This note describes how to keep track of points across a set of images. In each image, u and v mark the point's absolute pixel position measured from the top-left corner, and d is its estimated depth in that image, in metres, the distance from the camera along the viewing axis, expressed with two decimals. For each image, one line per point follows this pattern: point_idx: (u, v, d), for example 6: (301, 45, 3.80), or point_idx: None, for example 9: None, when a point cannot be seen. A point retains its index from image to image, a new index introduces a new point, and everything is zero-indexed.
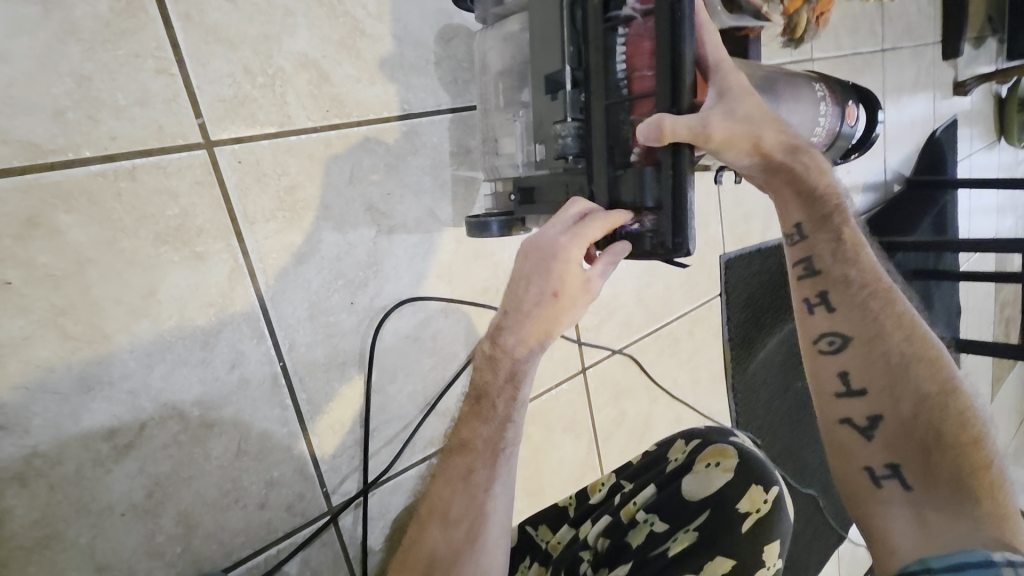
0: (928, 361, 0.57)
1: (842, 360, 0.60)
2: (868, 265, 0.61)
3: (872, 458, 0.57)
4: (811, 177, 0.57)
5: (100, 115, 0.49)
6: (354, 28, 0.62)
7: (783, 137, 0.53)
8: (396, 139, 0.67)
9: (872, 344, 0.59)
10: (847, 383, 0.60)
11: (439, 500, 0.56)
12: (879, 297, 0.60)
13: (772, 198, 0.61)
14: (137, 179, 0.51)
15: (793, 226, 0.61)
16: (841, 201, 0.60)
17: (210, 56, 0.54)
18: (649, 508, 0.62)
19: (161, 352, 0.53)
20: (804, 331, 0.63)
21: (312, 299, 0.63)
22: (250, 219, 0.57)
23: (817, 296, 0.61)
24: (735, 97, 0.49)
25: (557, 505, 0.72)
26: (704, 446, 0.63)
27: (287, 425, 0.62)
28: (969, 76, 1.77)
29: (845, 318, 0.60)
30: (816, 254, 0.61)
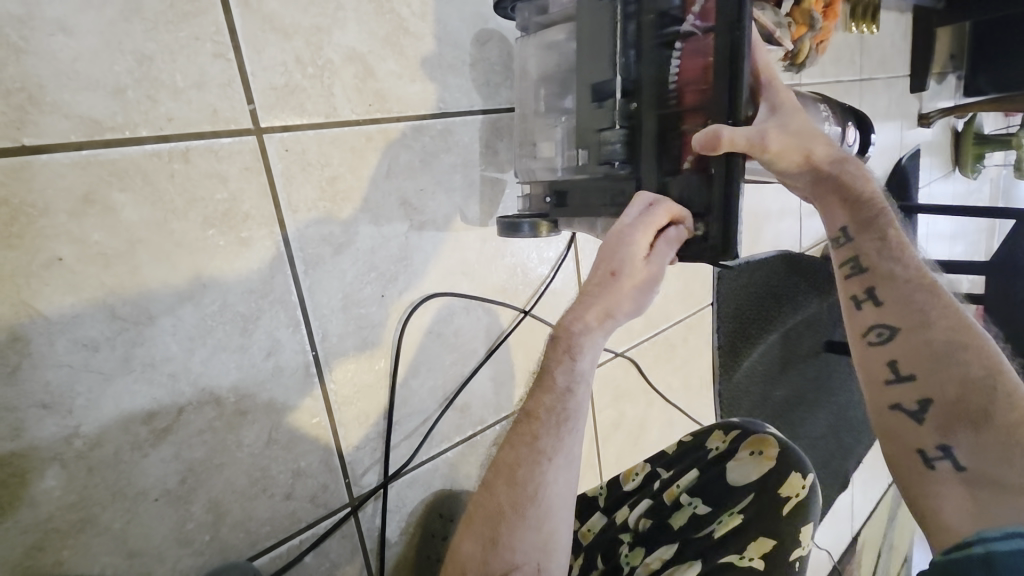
0: (980, 348, 0.57)
1: (890, 350, 0.60)
2: (913, 261, 0.62)
3: (924, 441, 0.56)
4: (854, 186, 0.62)
5: (159, 96, 0.49)
6: (399, 25, 0.63)
7: (831, 151, 0.59)
8: (433, 136, 0.68)
9: (920, 332, 0.59)
10: (897, 370, 0.59)
11: (507, 467, 0.56)
12: (926, 291, 0.61)
13: (817, 204, 0.65)
14: (189, 162, 0.51)
15: (839, 228, 0.64)
16: (883, 204, 0.64)
17: (265, 45, 0.54)
18: (693, 492, 0.66)
19: (202, 336, 0.53)
20: (851, 325, 0.64)
21: (346, 289, 0.63)
22: (293, 208, 0.58)
23: (863, 291, 0.63)
24: (787, 113, 0.54)
25: (588, 494, 0.76)
26: (744, 436, 0.67)
27: (316, 416, 0.62)
28: (933, 109, 1.89)
29: (893, 310, 0.61)
30: (862, 252, 0.63)
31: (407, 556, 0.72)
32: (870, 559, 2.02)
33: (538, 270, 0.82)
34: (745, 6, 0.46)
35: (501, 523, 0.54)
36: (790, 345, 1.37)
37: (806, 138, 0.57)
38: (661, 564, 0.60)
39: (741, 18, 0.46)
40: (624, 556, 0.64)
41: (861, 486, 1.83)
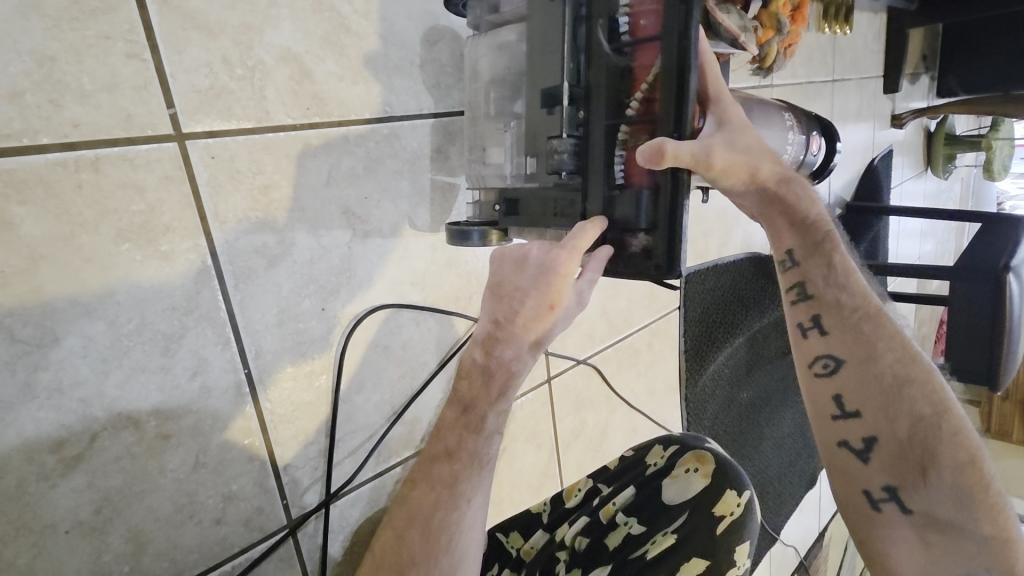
0: (920, 381, 0.59)
1: (837, 383, 0.63)
2: (859, 288, 0.63)
3: (871, 481, 0.60)
4: (801, 207, 0.62)
5: (63, 100, 0.45)
6: (339, 24, 0.60)
7: (780, 168, 0.58)
8: (378, 141, 0.64)
9: (865, 365, 0.61)
10: (843, 405, 0.62)
11: (425, 510, 0.57)
12: (871, 319, 0.63)
13: (766, 228, 0.65)
14: (99, 171, 0.47)
15: (785, 252, 0.65)
16: (830, 228, 0.64)
17: (187, 44, 0.50)
18: (629, 510, 0.65)
19: (116, 358, 0.50)
20: (800, 353, 0.66)
21: (281, 303, 0.59)
22: (220, 218, 0.54)
23: (810, 319, 0.64)
24: (734, 129, 0.51)
25: (531, 510, 0.71)
26: (684, 451, 0.65)
27: (249, 437, 0.59)
28: (905, 110, 1.89)
29: (839, 341, 0.63)
30: (808, 279, 0.64)
31: None
32: (836, 552, 2.06)
33: None
34: (694, 15, 0.44)
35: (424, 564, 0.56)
36: (757, 348, 1.37)
37: (752, 155, 0.54)
38: None
39: (688, 28, 0.44)
40: None
41: (827, 483, 1.86)
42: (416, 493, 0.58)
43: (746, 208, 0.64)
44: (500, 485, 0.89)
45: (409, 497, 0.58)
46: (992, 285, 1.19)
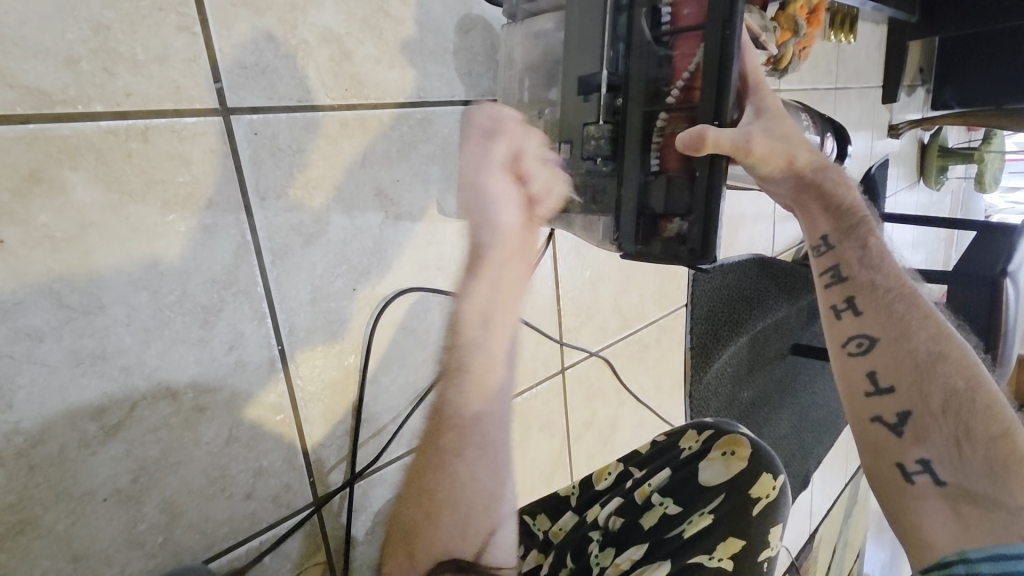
0: (953, 357, 0.60)
1: (871, 360, 0.63)
2: (891, 274, 0.66)
3: (905, 453, 0.58)
4: (836, 194, 0.67)
5: (116, 69, 0.45)
6: (379, 8, 0.61)
7: (815, 156, 0.62)
8: (411, 126, 0.65)
9: (898, 342, 0.62)
10: (877, 381, 0.61)
11: (417, 475, 0.60)
12: (904, 301, 0.65)
13: (801, 216, 0.70)
14: (148, 142, 0.48)
15: (820, 238, 0.69)
16: (864, 220, 0.69)
17: (235, 19, 0.51)
18: (664, 491, 0.65)
19: (158, 328, 0.50)
20: (833, 335, 0.67)
21: (315, 281, 0.60)
22: (260, 194, 0.55)
23: (844, 301, 0.66)
24: (770, 118, 0.53)
25: (559, 493, 0.74)
26: (718, 436, 0.66)
27: (280, 413, 0.59)
28: (902, 120, 1.93)
29: (872, 320, 0.64)
30: (842, 262, 0.67)
31: (373, 556, 0.70)
32: (826, 554, 2.09)
33: None
34: (738, 6, 0.45)
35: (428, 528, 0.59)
36: (759, 348, 1.39)
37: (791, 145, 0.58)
38: (630, 565, 0.58)
39: (731, 18, 0.45)
40: (595, 557, 0.62)
41: (820, 485, 1.89)
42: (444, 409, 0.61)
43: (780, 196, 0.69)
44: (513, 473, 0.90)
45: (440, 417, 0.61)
46: (989, 289, 1.22)
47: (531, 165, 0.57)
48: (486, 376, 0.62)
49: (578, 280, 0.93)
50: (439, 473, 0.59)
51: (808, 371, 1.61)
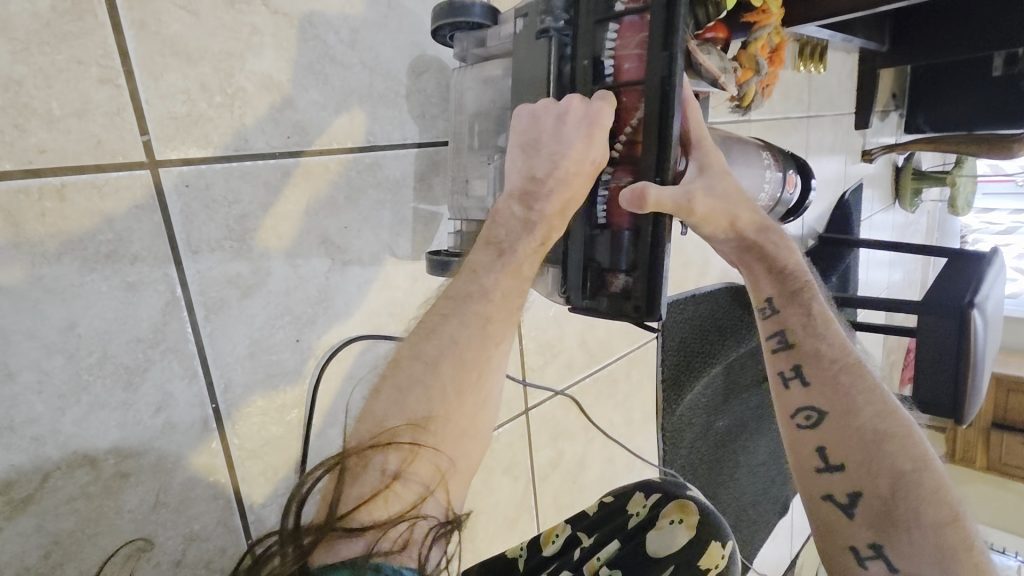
0: (903, 434, 0.56)
1: (819, 435, 0.59)
2: (837, 340, 0.63)
3: (856, 537, 0.55)
4: (779, 256, 0.67)
5: (29, 125, 0.43)
6: (324, 53, 0.59)
7: (756, 217, 0.63)
8: (359, 171, 0.64)
9: (845, 416, 0.58)
10: (826, 458, 0.58)
11: (402, 381, 0.48)
12: (850, 371, 0.61)
13: (747, 276, 0.69)
14: (65, 199, 0.45)
15: (765, 300, 0.67)
16: (808, 281, 0.67)
17: (165, 70, 0.49)
18: (613, 563, 0.63)
19: (75, 393, 0.47)
20: (781, 405, 0.64)
21: (253, 335, 0.58)
22: (192, 249, 0.52)
23: (791, 369, 0.63)
24: (714, 175, 0.52)
25: (504, 556, 0.67)
26: (666, 501, 0.66)
27: (214, 474, 0.56)
28: (875, 146, 1.95)
29: (817, 392, 0.61)
30: (788, 327, 0.65)
31: None
32: None
33: None
34: (677, 63, 0.44)
35: (411, 445, 0.47)
36: (732, 377, 1.38)
37: (731, 204, 0.58)
38: None
39: (671, 76, 0.44)
40: None
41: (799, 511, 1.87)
42: (481, 363, 0.51)
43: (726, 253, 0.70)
44: (474, 518, 0.88)
45: (428, 337, 0.50)
46: (957, 319, 1.23)
47: (600, 145, 0.49)
48: (497, 357, 0.52)
49: (541, 318, 0.91)
50: (425, 391, 0.48)
51: None
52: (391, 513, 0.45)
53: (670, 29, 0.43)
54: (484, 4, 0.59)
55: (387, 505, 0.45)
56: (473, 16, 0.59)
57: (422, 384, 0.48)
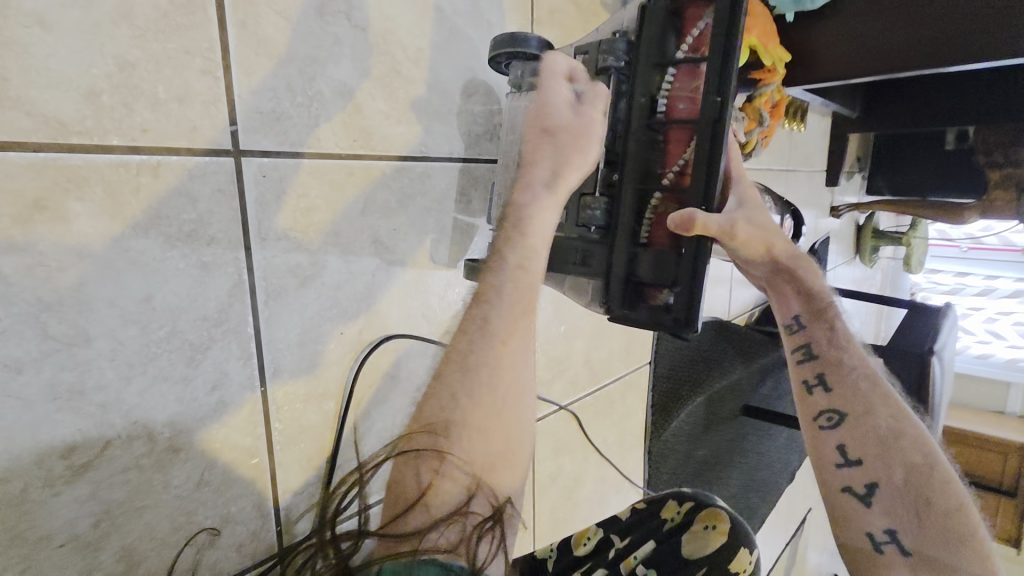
0: (911, 432, 0.69)
1: (840, 434, 0.71)
2: (857, 354, 0.75)
3: (873, 523, 0.66)
4: (806, 280, 0.77)
5: (136, 105, 0.46)
6: (392, 67, 0.64)
7: (788, 245, 0.73)
8: (411, 179, 0.68)
9: (864, 418, 0.70)
10: (845, 454, 0.70)
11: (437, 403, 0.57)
12: (867, 379, 0.73)
13: (776, 295, 0.79)
14: (158, 177, 0.48)
15: (792, 317, 0.78)
16: (831, 303, 0.77)
17: (258, 68, 0.53)
18: (648, 562, 0.73)
19: (143, 365, 0.49)
20: (805, 409, 0.75)
21: (305, 324, 0.60)
22: (261, 236, 0.55)
23: (815, 377, 0.75)
24: (752, 206, 0.62)
25: (537, 557, 0.80)
26: (699, 508, 0.75)
27: (255, 456, 0.58)
28: (842, 203, 2.12)
29: (839, 397, 0.72)
30: (813, 340, 0.76)
31: None
32: None
33: None
34: (728, 108, 0.51)
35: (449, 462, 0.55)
36: (716, 410, 1.39)
37: (769, 231, 0.67)
38: None
39: (720, 119, 0.51)
40: None
41: (763, 545, 1.94)
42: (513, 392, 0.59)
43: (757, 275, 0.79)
44: None
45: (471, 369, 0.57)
46: (920, 367, 1.32)
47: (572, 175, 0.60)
48: (508, 354, 0.59)
49: (553, 334, 0.95)
50: (439, 403, 0.56)
51: (758, 433, 1.63)
52: (433, 518, 0.54)
53: (724, 77, 0.51)
54: (539, 38, 0.66)
55: (430, 513, 0.54)
56: (530, 48, 0.66)
57: (438, 397, 0.57)
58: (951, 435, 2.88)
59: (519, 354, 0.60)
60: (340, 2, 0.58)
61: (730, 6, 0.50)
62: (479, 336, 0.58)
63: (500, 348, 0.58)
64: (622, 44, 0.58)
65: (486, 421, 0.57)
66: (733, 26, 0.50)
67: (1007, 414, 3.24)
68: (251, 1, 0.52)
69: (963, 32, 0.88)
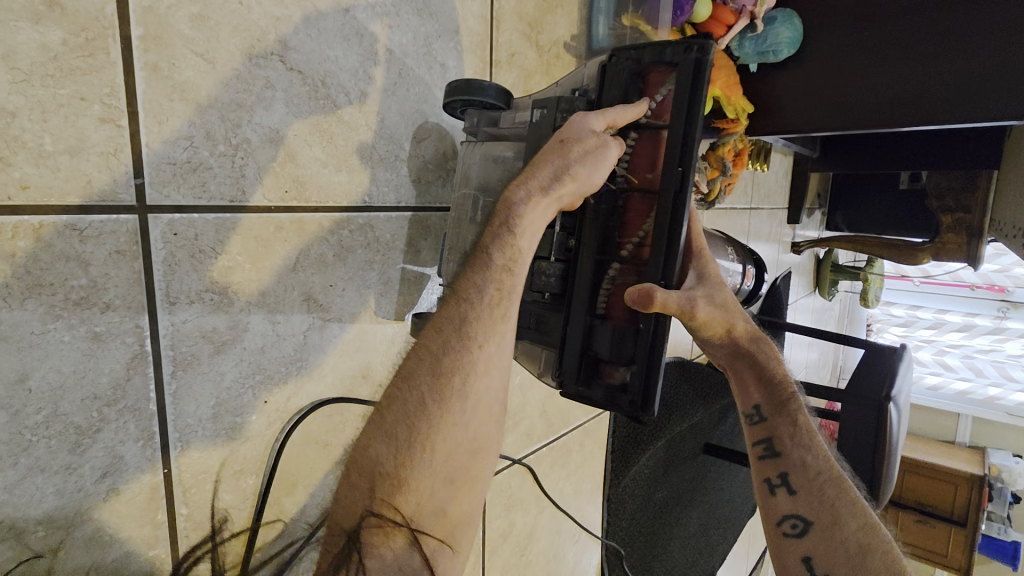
0: (884, 548, 0.61)
1: (805, 545, 0.64)
2: (823, 453, 0.70)
3: None
4: (767, 366, 0.75)
5: (14, 159, 0.40)
6: (332, 112, 0.59)
7: (748, 326, 0.73)
8: (351, 230, 0.62)
9: (831, 529, 0.63)
10: (812, 569, 0.63)
11: (425, 350, 0.49)
12: (834, 483, 0.67)
13: (737, 382, 0.76)
14: (40, 240, 0.41)
15: (753, 407, 0.74)
16: (796, 394, 0.74)
17: (170, 115, 0.47)
18: None
19: (13, 456, 0.42)
20: (769, 512, 0.69)
21: (220, 395, 0.54)
22: (170, 301, 0.49)
23: (777, 476, 0.69)
24: (713, 285, 0.59)
25: None
26: None
27: (155, 548, 0.51)
28: (803, 239, 2.15)
29: (804, 502, 0.66)
30: (775, 435, 0.71)
31: None
32: None
33: None
34: (689, 180, 0.48)
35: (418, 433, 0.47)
36: (674, 452, 1.36)
37: (730, 314, 0.66)
38: None
39: (682, 191, 0.48)
40: None
41: None
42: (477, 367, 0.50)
43: (718, 360, 0.78)
44: None
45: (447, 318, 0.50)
46: (876, 411, 1.32)
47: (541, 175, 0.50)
48: (483, 360, 0.50)
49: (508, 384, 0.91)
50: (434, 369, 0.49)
51: (720, 472, 1.61)
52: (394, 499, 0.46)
53: (686, 147, 0.48)
54: (497, 88, 0.62)
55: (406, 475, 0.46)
56: (487, 96, 0.62)
57: (401, 404, 0.48)
58: (904, 465, 2.93)
59: (492, 364, 0.51)
60: (273, 42, 0.53)
61: (694, 74, 0.47)
62: (456, 334, 0.49)
63: (476, 353, 0.50)
64: (581, 103, 0.55)
65: (449, 443, 0.48)
66: (696, 95, 0.47)
67: (957, 444, 3.32)
68: (164, 41, 0.46)
69: (923, 94, 0.88)
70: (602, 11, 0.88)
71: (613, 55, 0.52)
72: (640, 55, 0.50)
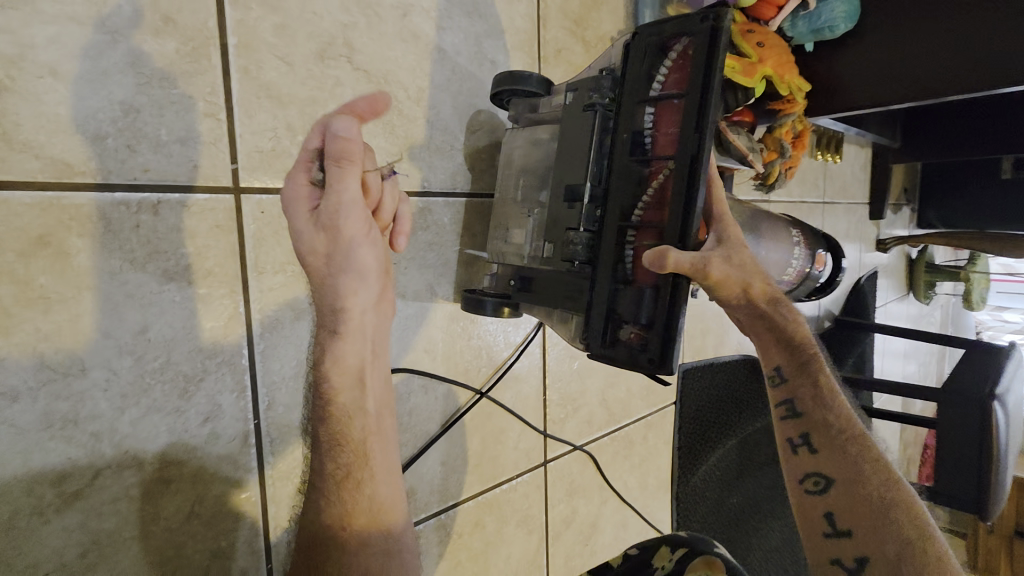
0: (902, 503, 0.63)
1: (828, 501, 0.65)
2: (845, 412, 0.70)
3: None
4: (792, 329, 0.71)
5: (139, 147, 0.49)
6: (393, 107, 0.66)
7: (768, 287, 0.65)
8: (412, 213, 0.68)
9: (855, 485, 0.64)
10: (834, 523, 0.64)
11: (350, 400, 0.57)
12: (856, 443, 0.67)
13: (758, 346, 0.73)
14: (157, 214, 0.50)
15: (775, 369, 0.72)
16: (817, 355, 0.73)
17: (258, 110, 0.55)
18: None
19: (136, 396, 0.50)
20: (791, 470, 0.69)
21: (301, 356, 0.60)
22: (258, 269, 0.56)
23: (799, 436, 0.69)
24: (733, 245, 0.59)
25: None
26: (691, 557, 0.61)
27: (246, 490, 0.58)
28: (889, 236, 1.98)
29: (827, 459, 0.67)
30: (796, 396, 0.71)
31: None
32: None
33: (500, 351, 0.81)
34: (706, 143, 0.49)
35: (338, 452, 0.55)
36: (747, 452, 1.32)
37: (749, 274, 0.62)
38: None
39: (699, 154, 0.49)
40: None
41: None
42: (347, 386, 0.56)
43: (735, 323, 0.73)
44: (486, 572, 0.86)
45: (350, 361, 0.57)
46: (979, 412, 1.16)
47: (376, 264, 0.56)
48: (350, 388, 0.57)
49: (565, 370, 0.92)
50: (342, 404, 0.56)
51: None
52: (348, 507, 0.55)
53: (701, 111, 0.49)
54: (538, 77, 0.67)
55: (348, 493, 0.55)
56: (529, 85, 0.67)
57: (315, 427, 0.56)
58: None
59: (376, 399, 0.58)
60: (341, 46, 0.60)
61: (709, 43, 0.49)
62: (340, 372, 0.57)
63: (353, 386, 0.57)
64: (608, 82, 0.59)
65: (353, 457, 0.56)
66: (712, 63, 0.49)
67: None
68: (253, 48, 0.54)
69: (1001, 55, 0.84)
70: (647, 6, 0.92)
71: (636, 34, 0.55)
72: (659, 31, 0.53)
